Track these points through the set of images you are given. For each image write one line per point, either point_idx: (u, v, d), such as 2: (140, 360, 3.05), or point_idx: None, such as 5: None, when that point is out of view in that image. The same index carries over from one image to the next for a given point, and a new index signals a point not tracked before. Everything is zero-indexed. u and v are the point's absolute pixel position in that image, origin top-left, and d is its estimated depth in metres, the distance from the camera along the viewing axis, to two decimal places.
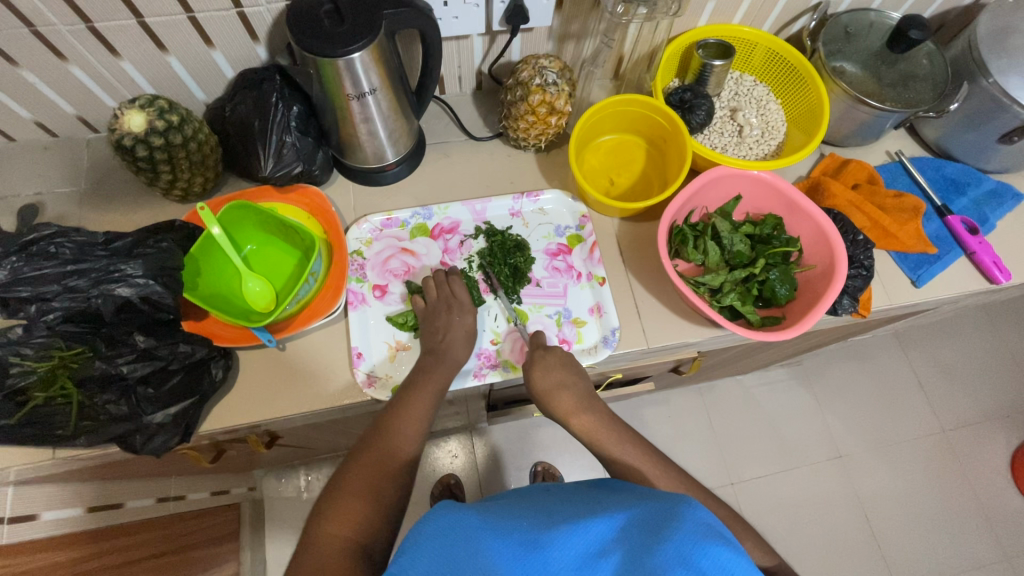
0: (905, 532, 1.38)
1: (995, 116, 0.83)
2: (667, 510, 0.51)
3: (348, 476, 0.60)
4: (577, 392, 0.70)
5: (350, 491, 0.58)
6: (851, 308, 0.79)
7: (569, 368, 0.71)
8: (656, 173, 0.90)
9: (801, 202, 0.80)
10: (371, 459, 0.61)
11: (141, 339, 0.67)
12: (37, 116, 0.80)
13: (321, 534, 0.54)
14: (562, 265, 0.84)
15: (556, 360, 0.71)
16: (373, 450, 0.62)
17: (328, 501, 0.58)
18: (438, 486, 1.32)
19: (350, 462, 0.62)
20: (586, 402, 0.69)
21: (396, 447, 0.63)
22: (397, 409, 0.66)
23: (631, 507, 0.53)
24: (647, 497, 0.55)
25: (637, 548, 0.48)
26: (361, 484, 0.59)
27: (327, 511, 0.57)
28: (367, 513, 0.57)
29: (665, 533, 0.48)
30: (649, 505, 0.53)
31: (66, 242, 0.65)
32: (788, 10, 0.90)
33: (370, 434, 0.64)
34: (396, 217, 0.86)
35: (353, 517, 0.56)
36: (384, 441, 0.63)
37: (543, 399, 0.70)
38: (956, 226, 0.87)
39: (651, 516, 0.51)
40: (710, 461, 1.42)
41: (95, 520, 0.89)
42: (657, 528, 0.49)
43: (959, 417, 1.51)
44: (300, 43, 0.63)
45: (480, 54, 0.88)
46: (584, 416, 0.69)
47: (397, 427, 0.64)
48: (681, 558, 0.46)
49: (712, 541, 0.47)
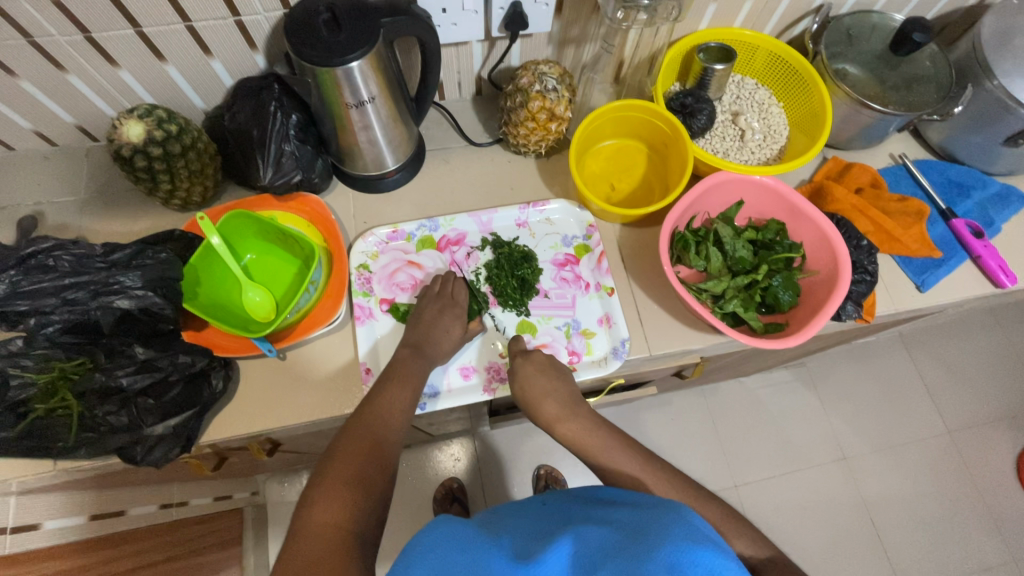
0: (911, 533, 1.38)
1: (1000, 118, 0.82)
2: (658, 518, 0.51)
3: (336, 463, 0.58)
4: (561, 397, 0.71)
5: (340, 479, 0.57)
6: (856, 313, 0.79)
7: (549, 374, 0.73)
8: (657, 178, 0.89)
9: (805, 208, 0.79)
10: (358, 447, 0.60)
11: (141, 350, 0.67)
12: (37, 126, 0.80)
13: (311, 524, 0.53)
14: (570, 275, 0.84)
15: (533, 369, 0.73)
16: (359, 436, 0.61)
17: (316, 488, 0.56)
18: (440, 491, 1.33)
19: (335, 449, 0.60)
20: (570, 409, 0.70)
21: (382, 436, 0.62)
22: (378, 398, 0.66)
23: (623, 518, 0.53)
24: (640, 507, 0.54)
25: (623, 550, 0.47)
26: (350, 472, 0.58)
27: (316, 497, 0.55)
28: (359, 501, 0.56)
29: (654, 539, 0.47)
30: (642, 515, 0.52)
31: (64, 255, 0.64)
32: (789, 13, 0.89)
33: (353, 422, 0.63)
34: (402, 230, 0.85)
35: (346, 506, 0.55)
36: (368, 429, 0.62)
37: (530, 406, 0.72)
38: (962, 230, 0.86)
39: (642, 524, 0.51)
40: (714, 463, 1.42)
41: (97, 528, 0.89)
42: (647, 533, 0.49)
43: (965, 418, 1.50)
44: (299, 52, 0.62)
45: (480, 59, 0.88)
46: (569, 423, 0.70)
47: (382, 417, 0.64)
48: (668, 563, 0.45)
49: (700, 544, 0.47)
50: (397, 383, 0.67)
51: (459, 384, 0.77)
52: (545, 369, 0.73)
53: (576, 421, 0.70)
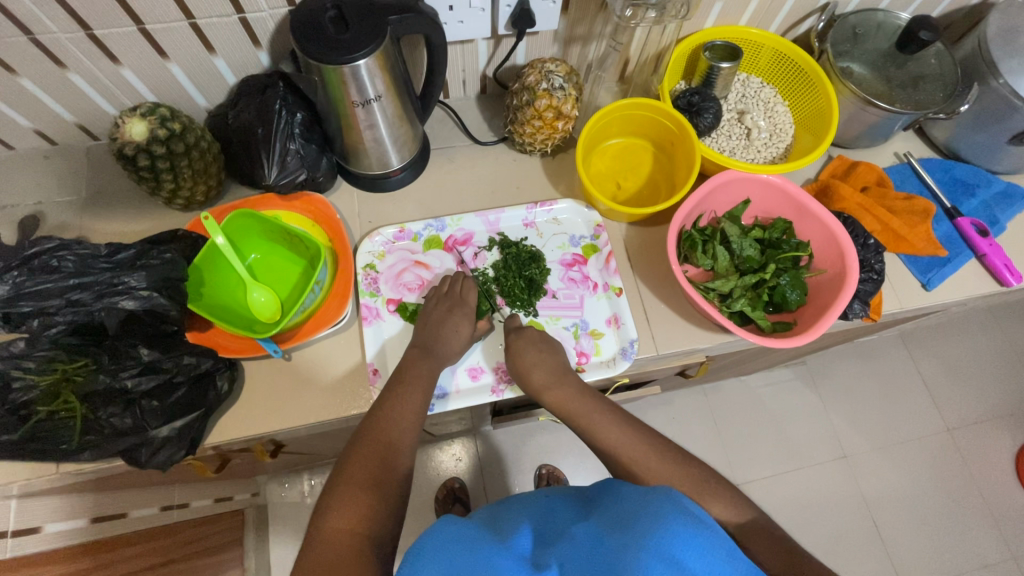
0: (911, 531, 1.38)
1: (1006, 116, 0.82)
2: (649, 499, 0.50)
3: (349, 467, 0.58)
4: (549, 367, 0.71)
5: (355, 484, 0.57)
6: (863, 312, 0.78)
7: (541, 346, 0.73)
8: (664, 177, 0.89)
9: (812, 207, 0.79)
10: (371, 449, 0.60)
11: (145, 352, 0.65)
12: (36, 124, 0.79)
13: (328, 531, 0.53)
14: (578, 276, 0.83)
15: (526, 341, 0.73)
16: (371, 439, 0.61)
17: (332, 494, 0.56)
18: (442, 491, 1.32)
19: (348, 454, 0.60)
20: (558, 379, 0.70)
21: (396, 440, 0.62)
22: (389, 401, 0.65)
23: (619, 502, 0.52)
24: (633, 486, 0.54)
25: (623, 539, 0.46)
26: (364, 477, 0.57)
27: (332, 503, 0.55)
28: (375, 507, 0.56)
29: (648, 529, 0.46)
30: (634, 495, 0.51)
31: (68, 256, 0.63)
32: (795, 11, 0.89)
33: (366, 425, 0.63)
34: (408, 230, 0.84)
35: (362, 511, 0.55)
36: (380, 433, 0.62)
37: (519, 375, 0.72)
38: (966, 228, 0.86)
39: (635, 507, 0.50)
40: (715, 462, 1.42)
41: (96, 531, 0.88)
42: (641, 518, 0.48)
43: (964, 416, 1.50)
44: (305, 50, 0.62)
45: (485, 58, 0.87)
46: (556, 390, 0.70)
47: (394, 420, 0.63)
48: (666, 557, 0.44)
49: (691, 529, 0.46)
50: (406, 383, 0.67)
51: (467, 385, 0.77)
52: (535, 340, 0.73)
53: (562, 390, 0.70)
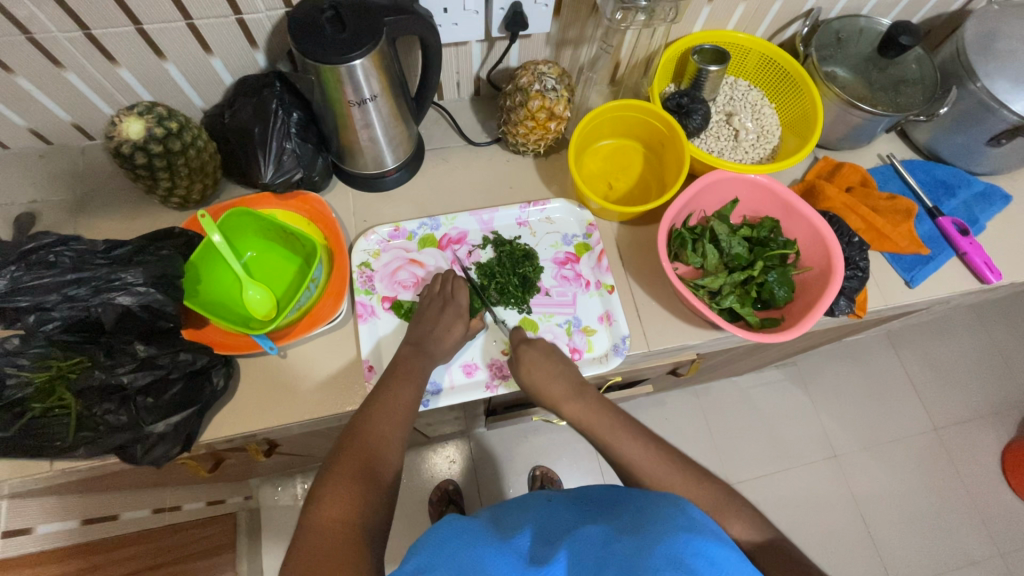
0: (900, 530, 1.40)
1: (985, 119, 0.84)
2: (663, 511, 0.50)
3: (341, 461, 0.59)
4: None
5: (347, 474, 0.58)
6: (848, 308, 0.80)
7: (558, 369, 0.73)
8: (654, 177, 0.91)
9: (798, 206, 0.82)
10: (364, 443, 0.61)
11: (142, 348, 0.66)
12: (32, 124, 0.80)
13: (321, 520, 0.54)
14: (570, 273, 0.84)
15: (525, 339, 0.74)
16: (365, 433, 0.62)
17: (324, 485, 0.57)
18: (437, 493, 1.32)
19: (341, 447, 0.61)
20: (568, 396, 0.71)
21: (387, 433, 0.63)
22: (381, 395, 0.66)
23: (625, 513, 0.52)
24: (640, 495, 0.55)
25: (633, 543, 0.47)
26: (356, 468, 0.58)
27: (324, 493, 0.56)
28: (367, 497, 0.56)
29: (661, 533, 0.47)
30: (649, 505, 0.52)
31: (66, 251, 0.64)
32: (780, 15, 0.92)
33: (360, 420, 0.64)
34: (403, 228, 0.85)
35: (354, 502, 0.56)
36: (372, 427, 0.63)
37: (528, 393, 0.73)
38: (948, 227, 0.88)
39: (643, 518, 0.50)
40: (707, 461, 1.43)
41: (89, 533, 0.87)
42: (650, 521, 0.49)
43: (951, 415, 1.53)
44: (301, 50, 0.63)
45: (479, 60, 0.89)
46: (579, 419, 0.70)
47: (386, 415, 0.64)
48: (686, 559, 0.45)
49: (703, 537, 0.47)
50: (400, 378, 0.68)
51: (461, 381, 0.78)
52: None
53: None
